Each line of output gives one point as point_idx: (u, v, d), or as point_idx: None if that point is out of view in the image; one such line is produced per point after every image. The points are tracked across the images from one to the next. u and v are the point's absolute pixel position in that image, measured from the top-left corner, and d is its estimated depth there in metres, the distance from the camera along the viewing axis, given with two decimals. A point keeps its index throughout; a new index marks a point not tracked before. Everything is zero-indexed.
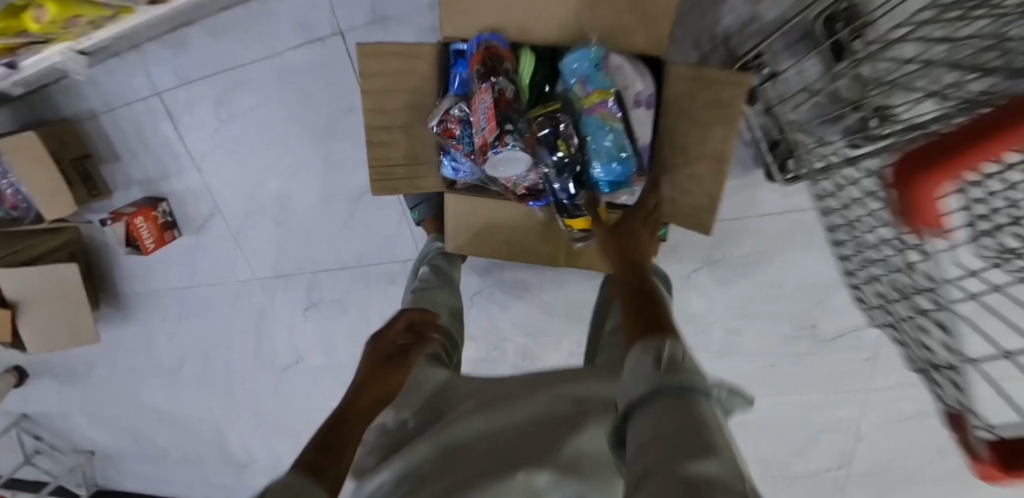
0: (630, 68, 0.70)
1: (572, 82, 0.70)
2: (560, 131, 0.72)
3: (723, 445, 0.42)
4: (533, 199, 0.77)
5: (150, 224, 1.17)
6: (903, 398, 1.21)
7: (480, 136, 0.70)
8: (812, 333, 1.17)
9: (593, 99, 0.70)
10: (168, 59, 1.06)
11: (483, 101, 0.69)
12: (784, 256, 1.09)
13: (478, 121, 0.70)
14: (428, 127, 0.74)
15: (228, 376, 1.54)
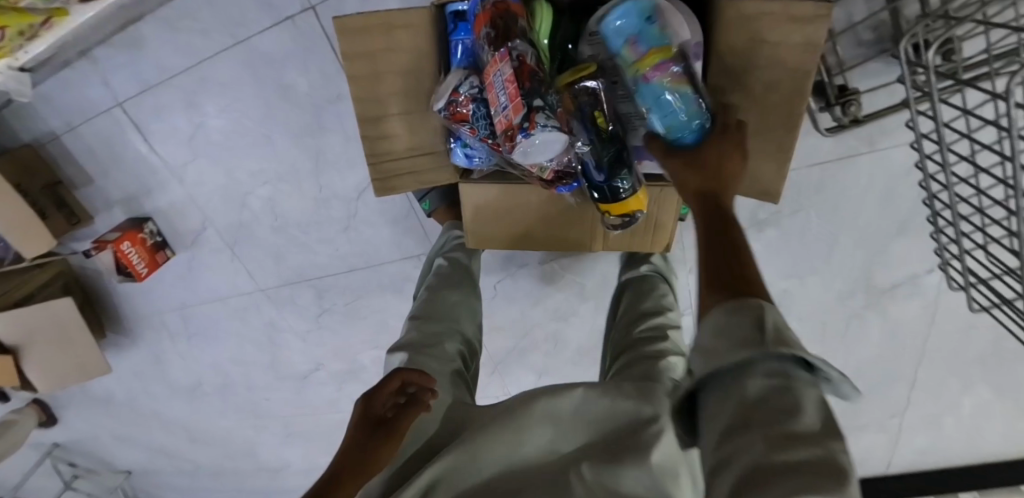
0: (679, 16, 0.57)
1: (621, 44, 0.58)
2: (597, 99, 0.61)
3: (821, 426, 0.34)
4: (563, 183, 0.65)
5: (139, 248, 1.06)
6: (967, 344, 1.12)
7: (501, 116, 0.59)
8: (869, 284, 1.07)
9: (649, 61, 0.58)
10: (124, 62, 0.93)
11: (501, 73, 0.57)
12: (838, 205, 0.98)
13: (496, 97, 0.59)
14: (434, 111, 0.62)
15: (249, 390, 1.47)
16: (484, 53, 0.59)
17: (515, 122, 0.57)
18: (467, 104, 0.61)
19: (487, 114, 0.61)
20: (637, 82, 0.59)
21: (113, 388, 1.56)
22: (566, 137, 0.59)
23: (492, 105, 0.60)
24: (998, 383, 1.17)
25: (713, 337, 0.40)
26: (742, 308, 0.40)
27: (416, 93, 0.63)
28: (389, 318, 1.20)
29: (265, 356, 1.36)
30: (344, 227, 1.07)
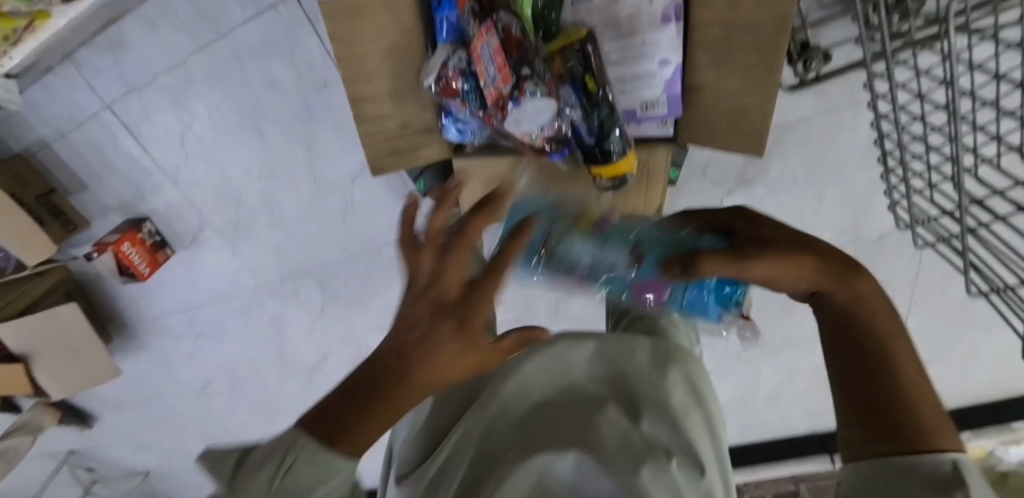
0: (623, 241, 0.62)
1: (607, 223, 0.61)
2: (587, 65, 0.60)
3: None
4: (552, 151, 0.66)
5: (139, 249, 1.07)
6: (953, 289, 1.15)
7: (491, 87, 0.61)
8: (857, 237, 1.10)
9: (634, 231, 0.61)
10: (108, 64, 0.93)
11: (489, 45, 0.59)
12: (823, 162, 1.00)
13: (483, 69, 0.60)
14: (424, 87, 0.63)
15: (260, 385, 1.50)
16: (471, 25, 0.62)
17: (505, 91, 0.60)
18: (456, 78, 0.62)
19: (476, 87, 0.62)
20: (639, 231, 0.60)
21: (124, 393, 1.58)
22: (555, 103, 0.61)
23: (480, 77, 0.61)
24: (983, 324, 1.21)
25: (896, 480, 0.36)
26: (936, 475, 0.35)
27: (406, 73, 0.64)
28: (392, 302, 1.22)
29: (273, 350, 1.38)
30: (342, 215, 1.08)
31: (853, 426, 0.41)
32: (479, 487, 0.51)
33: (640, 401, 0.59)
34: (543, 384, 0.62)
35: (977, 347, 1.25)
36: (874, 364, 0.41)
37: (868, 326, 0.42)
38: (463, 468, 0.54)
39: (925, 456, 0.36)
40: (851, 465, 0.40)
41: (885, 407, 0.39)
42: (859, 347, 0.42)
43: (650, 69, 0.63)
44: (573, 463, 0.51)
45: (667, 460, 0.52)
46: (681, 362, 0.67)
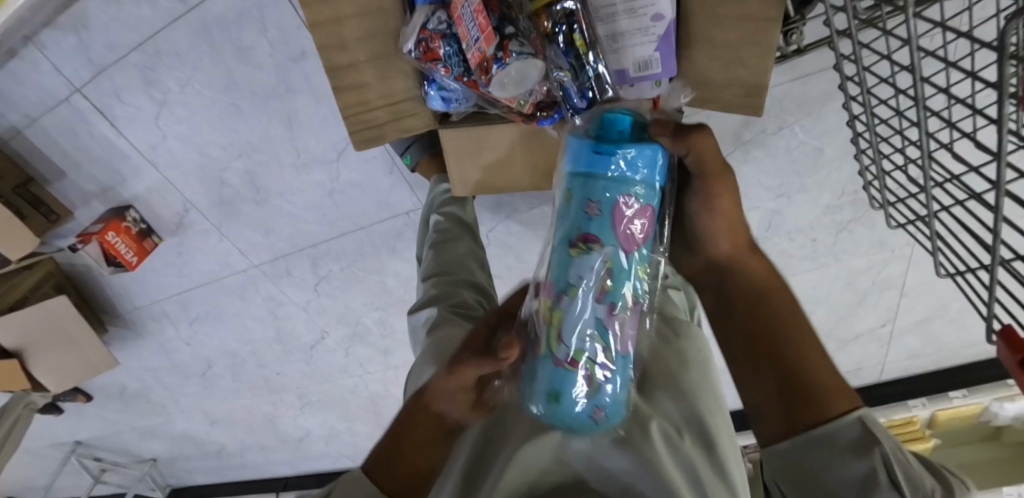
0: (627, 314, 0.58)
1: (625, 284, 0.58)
2: (575, 22, 0.59)
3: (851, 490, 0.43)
4: (541, 116, 0.64)
5: (125, 237, 1.05)
6: None
7: (474, 50, 0.58)
8: (856, 197, 1.08)
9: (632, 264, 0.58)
10: (72, 46, 0.88)
11: (468, 3, 0.56)
12: (826, 123, 0.96)
13: (463, 30, 0.58)
14: (404, 53, 0.61)
15: (260, 367, 1.50)
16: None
17: (489, 53, 0.57)
18: (438, 41, 0.59)
19: (460, 50, 0.60)
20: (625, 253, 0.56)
21: (124, 383, 1.57)
22: (543, 64, 0.59)
23: (463, 38, 0.58)
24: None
25: (824, 451, 0.44)
26: (852, 436, 0.44)
27: (382, 37, 0.60)
28: (387, 279, 1.22)
29: (270, 331, 1.38)
30: (328, 192, 1.06)
31: (763, 405, 0.49)
32: (489, 464, 0.57)
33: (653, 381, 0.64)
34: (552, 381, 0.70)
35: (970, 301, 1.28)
36: (787, 323, 0.52)
37: (783, 329, 0.52)
38: (481, 450, 0.59)
39: (841, 421, 0.45)
40: (784, 442, 0.46)
41: (805, 382, 0.48)
42: (772, 343, 0.51)
43: (642, 25, 0.57)
44: (586, 441, 0.56)
45: (679, 438, 0.56)
46: (688, 333, 0.69)
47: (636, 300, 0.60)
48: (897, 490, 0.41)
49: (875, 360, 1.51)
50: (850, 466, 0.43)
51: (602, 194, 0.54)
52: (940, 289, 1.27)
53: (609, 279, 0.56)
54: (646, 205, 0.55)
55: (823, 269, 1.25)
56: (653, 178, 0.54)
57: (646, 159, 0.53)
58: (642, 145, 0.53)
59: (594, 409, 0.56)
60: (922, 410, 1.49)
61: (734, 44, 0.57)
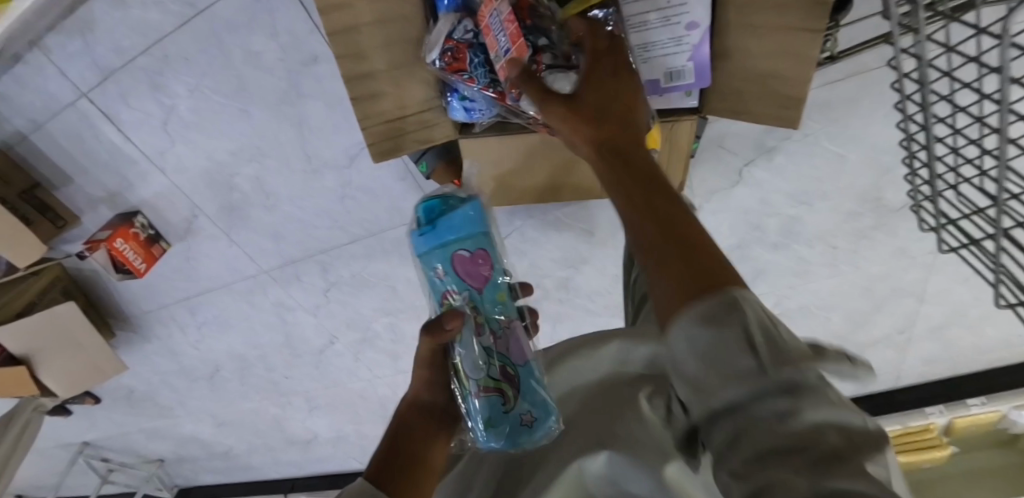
0: (515, 335, 0.65)
1: (495, 318, 0.66)
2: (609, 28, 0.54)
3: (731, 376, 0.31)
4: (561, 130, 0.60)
5: (133, 244, 1.03)
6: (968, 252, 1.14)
7: (502, 61, 0.55)
8: (878, 205, 1.06)
9: (500, 296, 0.67)
10: (78, 50, 0.85)
11: (499, 12, 0.54)
12: (852, 129, 0.93)
13: (492, 41, 0.56)
14: (427, 63, 0.59)
15: (269, 371, 1.49)
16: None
17: (520, 65, 0.54)
18: (464, 51, 0.58)
19: (487, 60, 0.58)
20: (478, 294, 0.66)
21: (131, 387, 1.56)
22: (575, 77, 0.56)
23: (492, 49, 0.57)
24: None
25: (695, 333, 0.32)
26: (712, 309, 0.32)
27: (401, 45, 0.59)
28: (398, 285, 1.20)
29: (279, 336, 1.37)
30: (339, 197, 1.04)
31: (662, 283, 0.36)
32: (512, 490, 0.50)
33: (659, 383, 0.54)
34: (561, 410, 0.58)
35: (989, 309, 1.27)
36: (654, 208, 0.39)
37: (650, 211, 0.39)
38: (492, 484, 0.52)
39: (706, 297, 0.33)
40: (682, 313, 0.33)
41: (676, 249, 0.36)
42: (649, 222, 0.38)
43: (676, 34, 0.56)
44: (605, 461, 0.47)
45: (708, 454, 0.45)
46: None
47: (513, 322, 0.67)
48: (760, 352, 0.31)
49: (890, 367, 1.48)
50: (718, 344, 0.31)
51: (442, 262, 0.65)
52: (958, 296, 1.24)
53: (480, 316, 0.65)
54: (477, 246, 0.65)
55: (842, 276, 1.22)
56: (472, 229, 0.66)
57: (464, 219, 0.65)
58: (452, 212, 0.66)
59: (523, 414, 0.59)
60: (939, 416, 1.48)
61: (774, 54, 0.56)
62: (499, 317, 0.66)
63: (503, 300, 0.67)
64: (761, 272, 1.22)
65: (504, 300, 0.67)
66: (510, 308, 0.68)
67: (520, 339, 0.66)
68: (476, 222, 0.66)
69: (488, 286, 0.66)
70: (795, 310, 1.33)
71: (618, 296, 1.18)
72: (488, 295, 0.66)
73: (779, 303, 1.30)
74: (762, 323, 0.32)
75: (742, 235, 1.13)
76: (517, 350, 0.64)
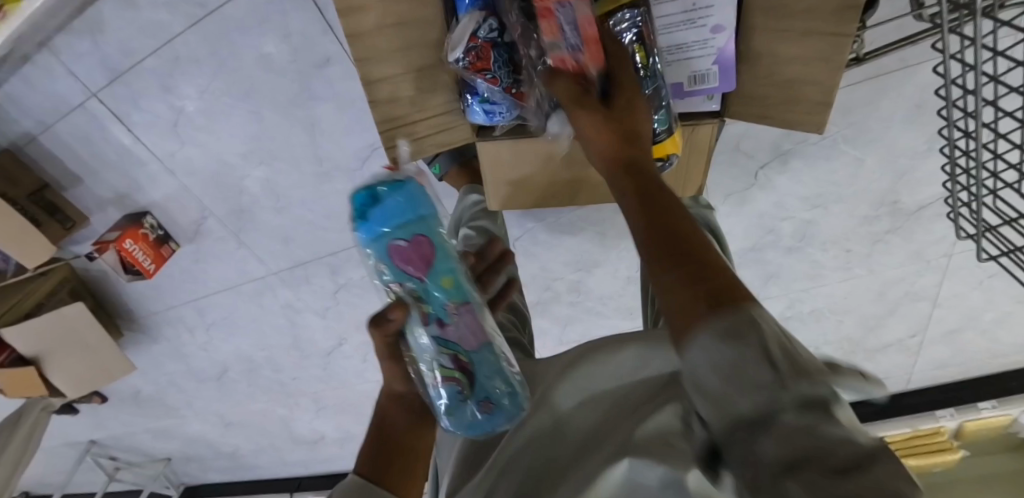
0: (465, 318, 0.58)
1: (440, 307, 0.58)
2: (639, 30, 0.55)
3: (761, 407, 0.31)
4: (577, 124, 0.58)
5: (142, 245, 1.03)
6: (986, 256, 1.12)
7: (568, 58, 0.52)
8: (895, 208, 1.04)
9: (447, 281, 0.58)
10: (87, 50, 0.85)
11: (573, 7, 0.52)
12: (870, 132, 0.92)
13: (551, 27, 0.53)
14: (450, 61, 0.57)
15: (277, 372, 1.48)
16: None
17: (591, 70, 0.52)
18: (489, 50, 0.57)
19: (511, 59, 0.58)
20: (422, 283, 0.57)
21: (139, 387, 1.56)
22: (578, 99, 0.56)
23: (550, 37, 0.53)
24: (1013, 290, 1.20)
25: (712, 353, 0.33)
26: (728, 326, 0.33)
27: (420, 47, 0.58)
28: None
29: (287, 337, 1.36)
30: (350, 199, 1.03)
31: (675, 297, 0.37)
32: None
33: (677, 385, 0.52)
34: (577, 419, 0.55)
35: (1004, 313, 1.25)
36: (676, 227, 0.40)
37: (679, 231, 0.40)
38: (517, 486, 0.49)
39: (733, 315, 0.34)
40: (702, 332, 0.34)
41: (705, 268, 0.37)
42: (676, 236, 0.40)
43: (701, 37, 0.57)
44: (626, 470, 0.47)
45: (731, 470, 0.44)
46: None
47: (465, 307, 0.59)
48: (777, 367, 0.31)
49: (902, 371, 1.47)
50: (743, 363, 0.32)
51: (381, 255, 0.57)
52: (973, 300, 1.23)
53: (426, 307, 0.57)
54: (418, 233, 0.57)
55: (856, 279, 1.20)
56: (412, 213, 0.57)
57: (400, 206, 0.56)
58: (387, 200, 0.56)
59: (482, 401, 0.56)
60: (950, 420, 1.46)
61: (804, 59, 0.55)
62: (448, 301, 0.58)
63: (450, 285, 0.58)
64: (774, 275, 1.20)
65: (454, 287, 0.58)
66: (461, 293, 0.59)
67: (472, 325, 0.59)
68: (416, 206, 0.57)
69: (432, 276, 0.57)
70: (807, 314, 1.31)
71: (629, 300, 1.17)
72: (432, 284, 0.57)
73: (792, 306, 1.28)
74: (781, 345, 0.33)
75: (755, 238, 1.11)
76: (468, 336, 0.58)
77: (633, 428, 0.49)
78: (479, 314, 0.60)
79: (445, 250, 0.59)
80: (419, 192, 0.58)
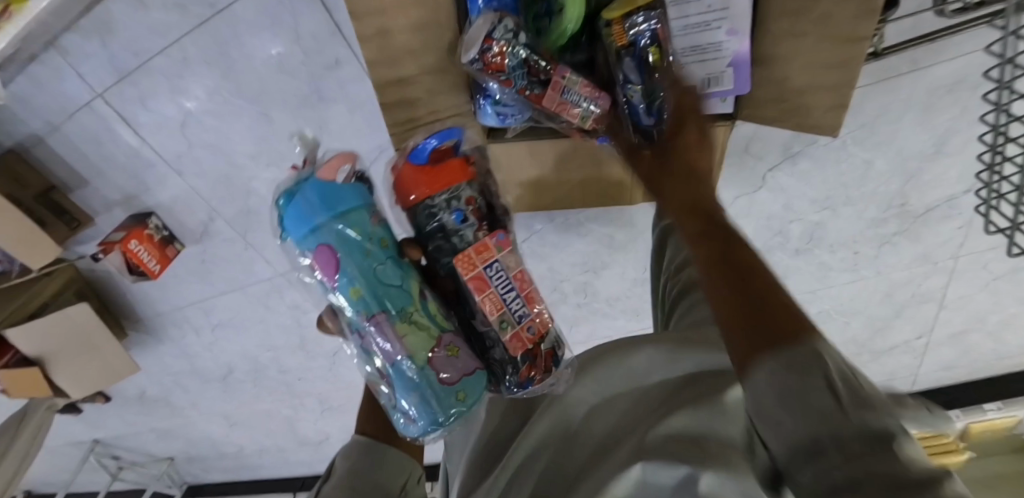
0: (375, 334, 0.53)
1: (352, 312, 0.54)
2: (655, 32, 0.56)
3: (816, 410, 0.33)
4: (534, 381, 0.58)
5: (148, 246, 1.03)
6: (993, 258, 1.12)
7: (523, 327, 0.57)
8: (903, 211, 1.04)
9: (353, 292, 0.53)
10: (96, 50, 0.84)
11: (501, 270, 0.56)
12: (879, 135, 0.91)
13: (491, 298, 0.56)
14: (464, 62, 0.57)
15: (282, 372, 1.48)
16: (462, 242, 0.56)
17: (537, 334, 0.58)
18: (503, 51, 0.56)
19: (525, 60, 0.57)
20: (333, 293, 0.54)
21: (144, 387, 1.55)
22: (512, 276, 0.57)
23: (497, 314, 0.56)
24: (1020, 292, 1.19)
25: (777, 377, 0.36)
26: (798, 359, 0.35)
27: (433, 51, 0.59)
28: None
29: (292, 338, 1.36)
30: None
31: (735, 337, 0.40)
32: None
33: (684, 393, 0.51)
34: (590, 427, 0.54)
35: (1010, 315, 1.25)
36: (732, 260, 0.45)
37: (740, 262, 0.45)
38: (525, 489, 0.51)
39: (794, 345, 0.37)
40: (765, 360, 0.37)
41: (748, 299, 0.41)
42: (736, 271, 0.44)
43: (715, 39, 0.58)
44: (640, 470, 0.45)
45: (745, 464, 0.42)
46: None
47: (375, 320, 0.52)
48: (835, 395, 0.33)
49: (907, 373, 1.46)
50: (810, 388, 0.34)
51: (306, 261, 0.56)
52: (980, 302, 1.22)
53: (346, 314, 0.55)
54: (310, 248, 0.52)
55: (863, 282, 1.20)
56: (305, 232, 0.52)
57: (299, 219, 0.52)
58: (288, 215, 0.53)
59: (406, 414, 0.54)
60: (955, 422, 1.45)
61: (819, 64, 0.57)
62: (356, 311, 0.53)
63: (357, 296, 0.53)
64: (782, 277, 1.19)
65: (361, 297, 0.53)
66: (370, 304, 0.53)
67: (384, 338, 0.52)
68: (310, 217, 0.52)
69: (336, 286, 0.53)
70: (813, 316, 1.31)
71: (637, 300, 1.17)
72: (339, 293, 0.53)
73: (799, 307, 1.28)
74: (842, 378, 0.34)
75: (764, 240, 1.11)
76: (382, 348, 0.53)
77: (647, 427, 0.49)
78: (394, 324, 0.52)
79: (351, 258, 0.52)
80: (310, 206, 0.52)
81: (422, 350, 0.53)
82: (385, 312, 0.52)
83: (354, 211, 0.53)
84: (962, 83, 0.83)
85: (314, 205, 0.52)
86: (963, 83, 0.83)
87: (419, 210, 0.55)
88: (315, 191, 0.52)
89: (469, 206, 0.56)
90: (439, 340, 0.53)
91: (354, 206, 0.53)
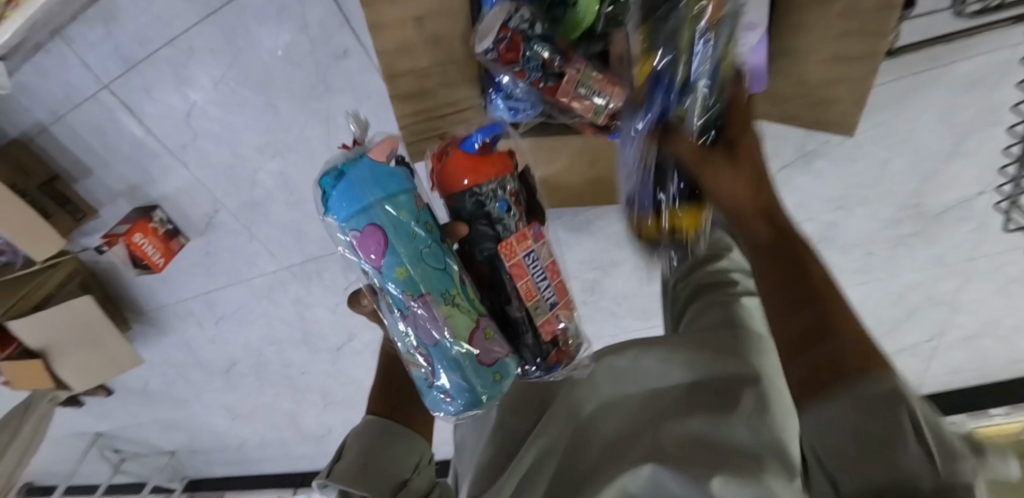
0: (420, 317, 0.52)
1: (393, 289, 0.52)
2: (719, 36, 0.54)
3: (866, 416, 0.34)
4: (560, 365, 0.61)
5: (152, 238, 1.02)
6: (1008, 261, 1.10)
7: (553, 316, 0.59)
8: (918, 211, 1.02)
9: (398, 271, 0.52)
10: (102, 39, 0.83)
11: (538, 258, 0.58)
12: (896, 134, 0.90)
13: (529, 285, 0.57)
14: (478, 51, 0.56)
15: (285, 366, 1.47)
16: (505, 229, 0.57)
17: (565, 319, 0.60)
18: (519, 41, 0.55)
19: (540, 52, 0.56)
20: (374, 273, 0.53)
21: (146, 380, 1.55)
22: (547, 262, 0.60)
23: (532, 300, 0.58)
24: None
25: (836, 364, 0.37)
26: (854, 364, 0.36)
27: (446, 42, 0.57)
28: None
29: (296, 332, 1.35)
30: None
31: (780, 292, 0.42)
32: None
33: (694, 400, 0.49)
34: (601, 422, 0.52)
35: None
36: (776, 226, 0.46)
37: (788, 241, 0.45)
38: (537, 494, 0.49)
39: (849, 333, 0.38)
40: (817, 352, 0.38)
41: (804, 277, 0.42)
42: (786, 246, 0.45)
43: None
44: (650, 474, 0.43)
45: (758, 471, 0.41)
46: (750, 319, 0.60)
47: (422, 299, 0.52)
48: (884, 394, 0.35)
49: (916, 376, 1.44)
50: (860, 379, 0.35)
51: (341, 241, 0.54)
52: (994, 306, 1.20)
53: (386, 296, 0.53)
54: (355, 223, 0.51)
55: (875, 283, 1.18)
56: (350, 206, 0.50)
57: (343, 195, 0.51)
58: (331, 190, 0.51)
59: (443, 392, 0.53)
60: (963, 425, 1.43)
61: (839, 62, 0.56)
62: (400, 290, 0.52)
63: (403, 276, 0.52)
64: None
65: (408, 277, 0.52)
66: (416, 283, 0.52)
67: (429, 318, 0.52)
68: (356, 195, 0.50)
69: (381, 265, 0.51)
70: None
71: (645, 299, 1.15)
72: (381, 273, 0.52)
73: None
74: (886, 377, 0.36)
75: None
76: (426, 331, 0.52)
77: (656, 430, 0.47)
78: (440, 304, 0.52)
79: (399, 237, 0.51)
80: (359, 181, 0.50)
81: (466, 331, 0.53)
82: (431, 291, 0.52)
83: (404, 190, 0.52)
84: (984, 82, 0.81)
85: (363, 180, 0.51)
86: (985, 81, 0.81)
87: (465, 196, 0.56)
88: (364, 167, 0.51)
89: (512, 196, 0.57)
90: (479, 321, 0.54)
91: (405, 185, 0.52)
